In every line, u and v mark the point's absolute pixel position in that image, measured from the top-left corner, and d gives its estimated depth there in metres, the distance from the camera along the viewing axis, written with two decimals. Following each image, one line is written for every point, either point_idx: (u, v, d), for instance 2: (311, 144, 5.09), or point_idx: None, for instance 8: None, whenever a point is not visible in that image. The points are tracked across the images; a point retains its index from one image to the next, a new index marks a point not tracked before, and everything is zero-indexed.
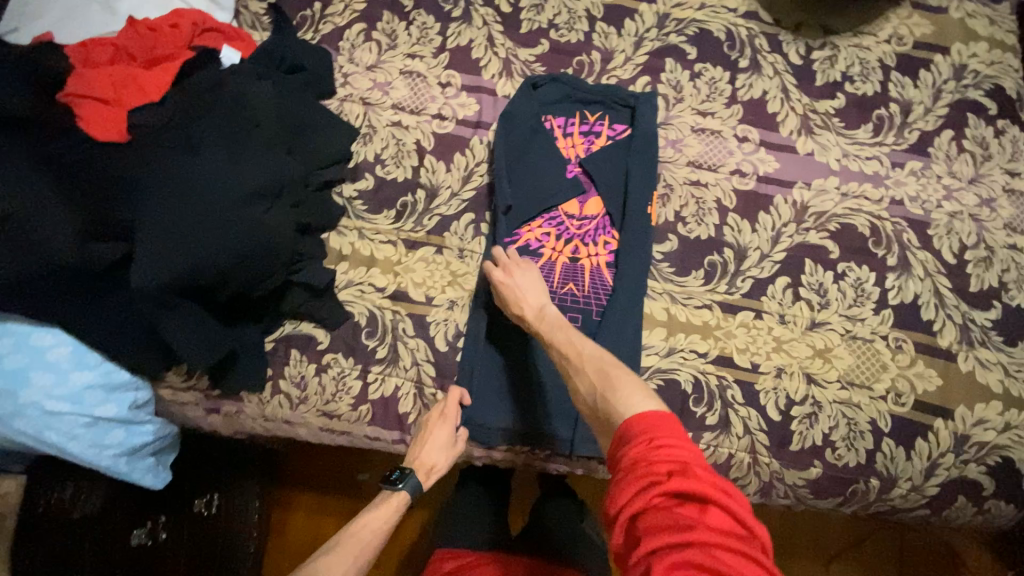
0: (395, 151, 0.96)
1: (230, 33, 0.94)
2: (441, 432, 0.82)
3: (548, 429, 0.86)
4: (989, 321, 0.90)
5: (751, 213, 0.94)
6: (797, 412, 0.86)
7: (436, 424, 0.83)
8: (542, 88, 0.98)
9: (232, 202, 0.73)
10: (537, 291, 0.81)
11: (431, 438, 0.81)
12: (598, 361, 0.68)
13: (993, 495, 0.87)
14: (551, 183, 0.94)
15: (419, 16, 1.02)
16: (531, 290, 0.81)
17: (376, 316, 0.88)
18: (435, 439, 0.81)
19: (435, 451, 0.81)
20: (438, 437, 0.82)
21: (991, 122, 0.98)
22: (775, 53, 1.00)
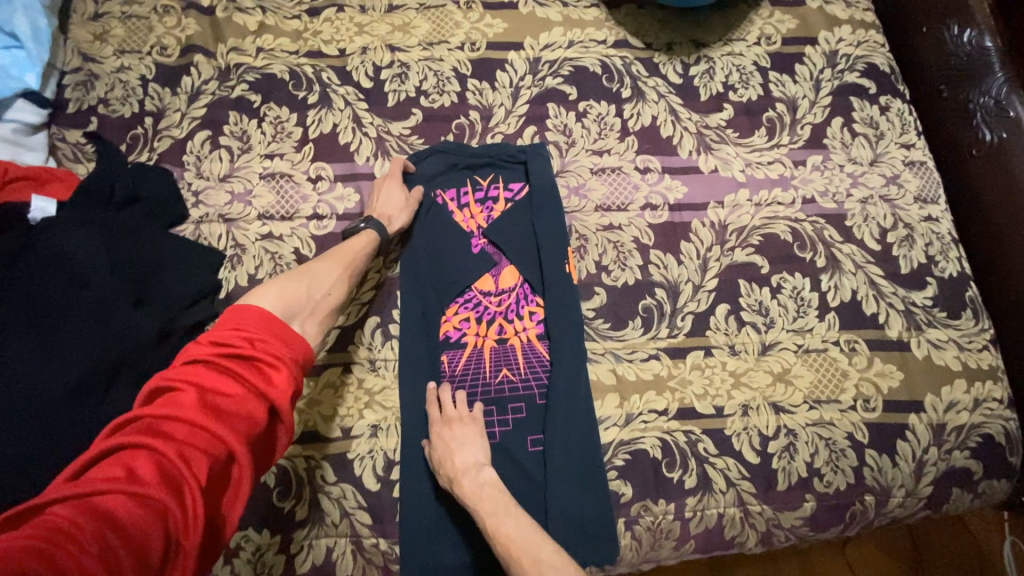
0: (272, 267, 0.83)
1: (40, 175, 0.79)
2: (391, 185, 0.84)
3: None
4: (928, 299, 0.87)
5: (673, 245, 0.88)
6: (775, 448, 0.79)
7: (360, 236, 0.76)
8: (424, 162, 0.89)
9: (57, 404, 0.62)
10: (479, 446, 0.73)
11: (383, 193, 0.84)
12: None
13: (984, 476, 0.83)
14: (457, 264, 0.84)
15: (270, 111, 0.91)
16: (472, 447, 0.73)
17: (286, 470, 0.74)
18: (355, 248, 0.73)
19: (357, 246, 0.74)
20: (389, 192, 0.84)
21: (874, 100, 0.98)
22: (654, 77, 0.97)
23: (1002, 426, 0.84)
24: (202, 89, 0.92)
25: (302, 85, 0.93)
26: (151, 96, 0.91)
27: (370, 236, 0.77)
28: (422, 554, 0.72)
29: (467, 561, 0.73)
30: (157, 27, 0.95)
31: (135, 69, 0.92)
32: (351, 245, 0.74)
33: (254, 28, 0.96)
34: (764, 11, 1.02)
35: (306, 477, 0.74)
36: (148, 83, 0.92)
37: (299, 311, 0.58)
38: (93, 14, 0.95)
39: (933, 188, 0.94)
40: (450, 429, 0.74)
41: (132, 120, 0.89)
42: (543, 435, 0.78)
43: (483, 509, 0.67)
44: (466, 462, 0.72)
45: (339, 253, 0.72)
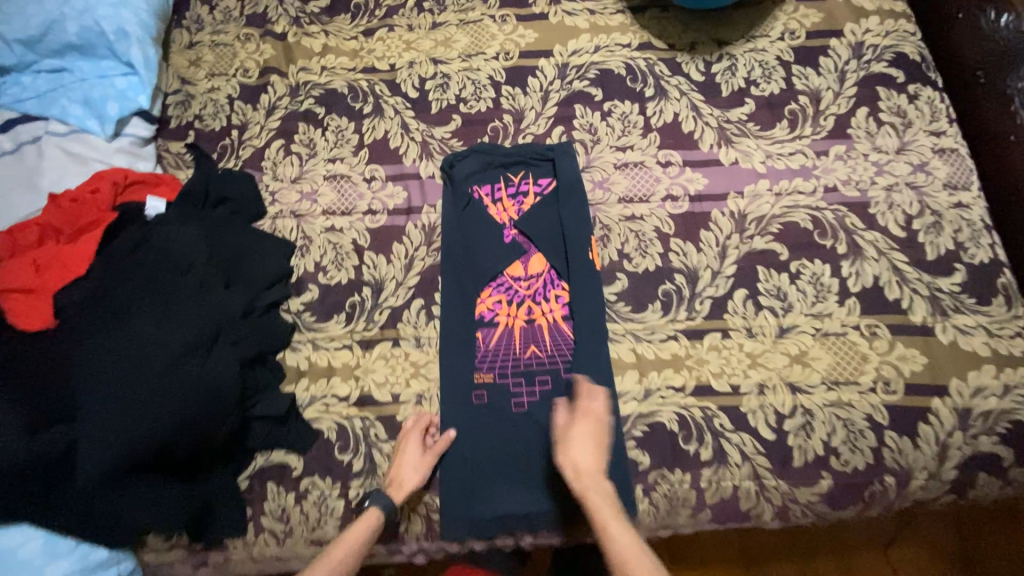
0: (334, 255, 0.96)
1: (152, 180, 0.97)
2: (411, 448, 0.83)
3: (566, 510, 0.82)
4: (956, 285, 0.88)
5: (692, 233, 0.93)
6: (791, 426, 0.83)
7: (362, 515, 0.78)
8: (462, 161, 1.00)
9: (169, 365, 0.73)
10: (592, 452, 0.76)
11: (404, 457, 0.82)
12: None
13: (1017, 465, 0.82)
14: (491, 252, 0.94)
15: (332, 121, 1.05)
16: (585, 453, 0.76)
17: (345, 427, 0.87)
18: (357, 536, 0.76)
19: (356, 531, 0.77)
20: (410, 452, 0.83)
21: (902, 89, 0.99)
22: (676, 76, 1.02)
23: None
24: (277, 104, 1.07)
25: (358, 98, 1.06)
26: (236, 112, 1.07)
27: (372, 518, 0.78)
28: (459, 504, 0.83)
29: (497, 513, 0.82)
30: (241, 52, 1.12)
31: (223, 89, 1.09)
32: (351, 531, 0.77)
33: (319, 50, 1.11)
34: (788, 7, 1.05)
35: (362, 434, 0.86)
36: (234, 101, 1.08)
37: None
38: (190, 44, 1.14)
39: (964, 175, 0.94)
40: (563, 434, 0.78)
41: (221, 132, 1.06)
42: (567, 405, 0.86)
43: (595, 510, 0.72)
44: (577, 465, 0.75)
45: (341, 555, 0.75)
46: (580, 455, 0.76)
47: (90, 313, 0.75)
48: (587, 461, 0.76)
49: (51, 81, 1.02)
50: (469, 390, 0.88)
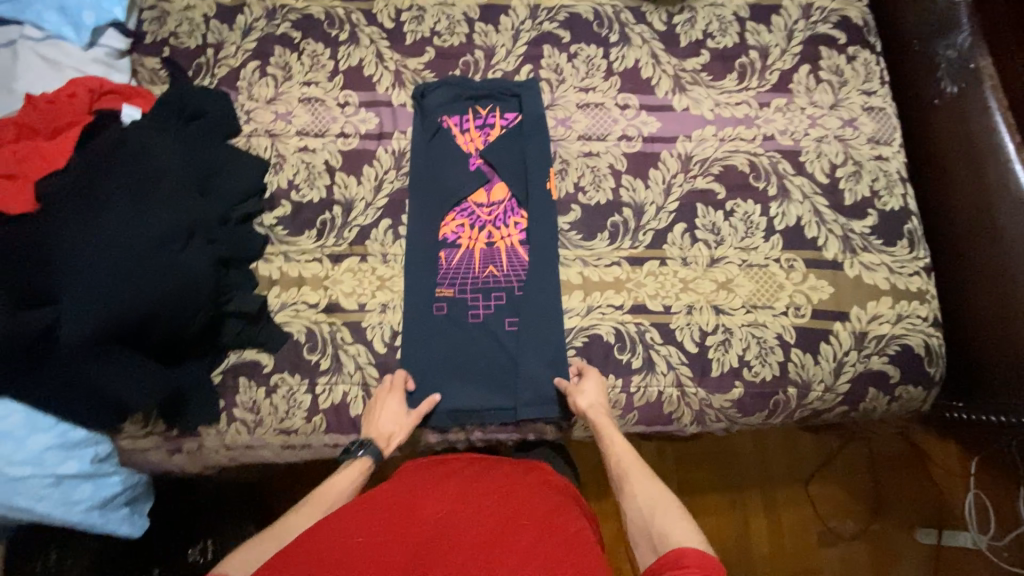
0: (306, 174, 1.02)
1: (128, 93, 0.98)
2: (393, 401, 0.90)
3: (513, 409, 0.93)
4: (867, 228, 0.99)
5: (643, 171, 1.02)
6: (712, 342, 0.94)
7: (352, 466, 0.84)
8: (433, 92, 1.05)
9: (149, 246, 0.80)
10: (597, 394, 0.89)
11: (387, 408, 0.89)
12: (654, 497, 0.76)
13: (901, 381, 0.96)
14: (456, 179, 1.01)
15: (308, 46, 1.08)
16: (592, 394, 0.89)
17: (314, 331, 0.94)
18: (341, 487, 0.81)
19: (345, 483, 0.82)
20: (392, 404, 0.89)
21: (842, 50, 1.07)
22: (640, 24, 1.09)
23: (922, 339, 0.96)
24: (253, 26, 1.09)
25: (335, 25, 1.09)
26: (212, 31, 1.09)
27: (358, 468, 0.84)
28: (417, 400, 0.93)
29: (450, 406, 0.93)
30: None
31: (198, 7, 1.10)
32: (335, 482, 0.82)
33: None
34: None
35: (330, 337, 0.94)
36: (210, 20, 1.09)
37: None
38: None
39: (887, 132, 1.04)
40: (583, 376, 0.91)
41: (196, 50, 1.08)
42: (518, 318, 0.95)
43: (601, 430, 0.86)
44: (587, 402, 0.88)
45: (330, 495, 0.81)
46: (585, 397, 0.89)
47: (70, 201, 0.81)
48: (596, 400, 0.89)
49: None
50: (429, 300, 0.96)
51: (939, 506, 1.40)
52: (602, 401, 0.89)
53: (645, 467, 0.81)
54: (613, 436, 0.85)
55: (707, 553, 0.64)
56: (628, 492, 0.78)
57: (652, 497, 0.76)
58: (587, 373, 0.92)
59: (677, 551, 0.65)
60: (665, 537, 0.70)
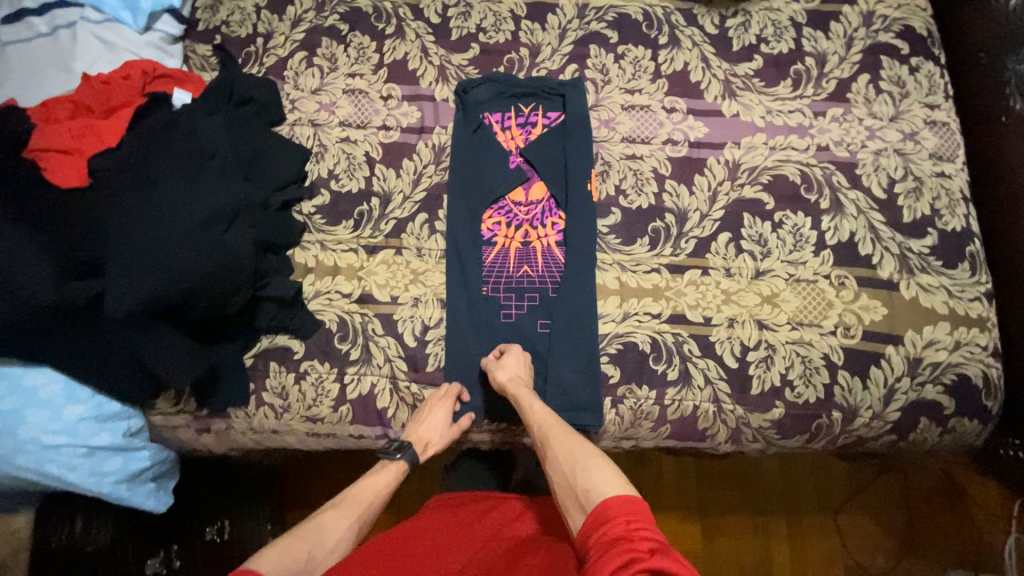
0: (347, 164, 1.02)
1: (180, 77, 1.00)
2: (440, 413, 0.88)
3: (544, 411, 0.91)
4: (926, 248, 0.94)
5: (687, 177, 0.98)
6: (753, 357, 0.90)
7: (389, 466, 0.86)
8: (477, 88, 1.04)
9: (192, 226, 0.80)
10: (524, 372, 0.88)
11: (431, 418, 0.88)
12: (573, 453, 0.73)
13: (956, 413, 0.90)
14: (495, 176, 1.00)
15: (355, 38, 1.08)
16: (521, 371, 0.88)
17: (345, 321, 0.94)
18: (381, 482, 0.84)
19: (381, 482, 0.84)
20: (437, 416, 0.88)
21: (905, 61, 1.02)
22: (691, 27, 1.06)
23: (981, 369, 0.90)
24: (302, 17, 1.10)
25: (382, 18, 1.09)
26: (263, 21, 1.10)
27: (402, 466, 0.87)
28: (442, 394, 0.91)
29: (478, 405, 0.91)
30: None
31: None
32: (375, 477, 0.85)
33: None
34: None
35: (361, 328, 0.93)
36: (261, 10, 1.10)
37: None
38: None
39: (950, 148, 0.99)
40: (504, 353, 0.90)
41: (247, 39, 1.09)
42: (551, 320, 0.93)
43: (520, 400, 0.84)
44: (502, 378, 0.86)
45: (361, 496, 0.81)
46: (507, 369, 0.87)
47: (121, 178, 0.82)
48: (517, 372, 0.87)
49: None
50: (463, 297, 0.94)
51: (976, 547, 1.31)
52: (520, 372, 0.88)
53: (568, 432, 0.78)
54: (535, 407, 0.82)
55: (631, 496, 0.63)
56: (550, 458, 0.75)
57: (573, 454, 0.73)
58: (507, 350, 0.90)
59: (603, 501, 0.63)
60: (587, 488, 0.66)
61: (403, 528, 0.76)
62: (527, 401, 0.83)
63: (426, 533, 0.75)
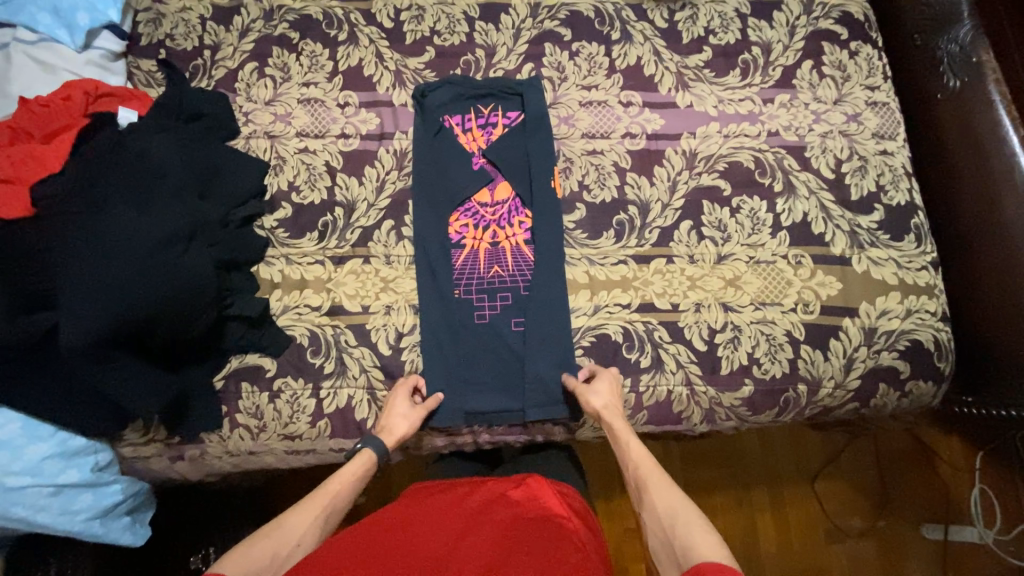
0: (307, 176, 1.00)
1: (125, 95, 0.97)
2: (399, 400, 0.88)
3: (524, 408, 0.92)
4: (874, 223, 0.98)
5: (647, 169, 1.01)
6: (721, 339, 0.93)
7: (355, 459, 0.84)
8: (435, 91, 1.04)
9: (146, 250, 0.77)
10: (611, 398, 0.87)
11: (392, 407, 0.88)
12: (671, 515, 0.70)
13: (911, 377, 0.95)
14: (459, 178, 1.00)
15: (307, 46, 1.06)
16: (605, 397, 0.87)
17: (317, 334, 0.93)
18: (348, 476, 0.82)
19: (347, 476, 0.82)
20: (397, 403, 0.88)
21: (844, 46, 1.07)
22: (642, 21, 1.08)
23: (931, 334, 0.96)
24: (251, 27, 1.07)
25: (333, 25, 1.08)
26: (208, 32, 1.07)
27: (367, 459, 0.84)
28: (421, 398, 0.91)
29: (458, 408, 0.91)
30: None
31: (195, 8, 1.08)
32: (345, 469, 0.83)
33: None
34: None
35: (334, 340, 0.92)
36: (206, 21, 1.07)
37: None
38: None
39: (891, 126, 1.04)
40: (595, 377, 0.90)
41: (193, 52, 1.06)
42: (523, 318, 0.94)
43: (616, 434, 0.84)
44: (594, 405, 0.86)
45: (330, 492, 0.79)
46: (597, 397, 0.86)
47: (67, 204, 0.79)
48: (609, 400, 0.86)
49: None
50: (435, 301, 0.94)
51: (943, 501, 1.39)
52: (615, 402, 0.87)
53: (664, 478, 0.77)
54: (630, 445, 0.82)
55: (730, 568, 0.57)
56: (647, 504, 0.74)
57: (674, 504, 0.72)
58: (598, 375, 0.90)
59: (699, 566, 0.59)
60: (687, 547, 0.65)
61: (371, 520, 0.73)
62: (623, 436, 0.83)
63: (395, 525, 0.72)
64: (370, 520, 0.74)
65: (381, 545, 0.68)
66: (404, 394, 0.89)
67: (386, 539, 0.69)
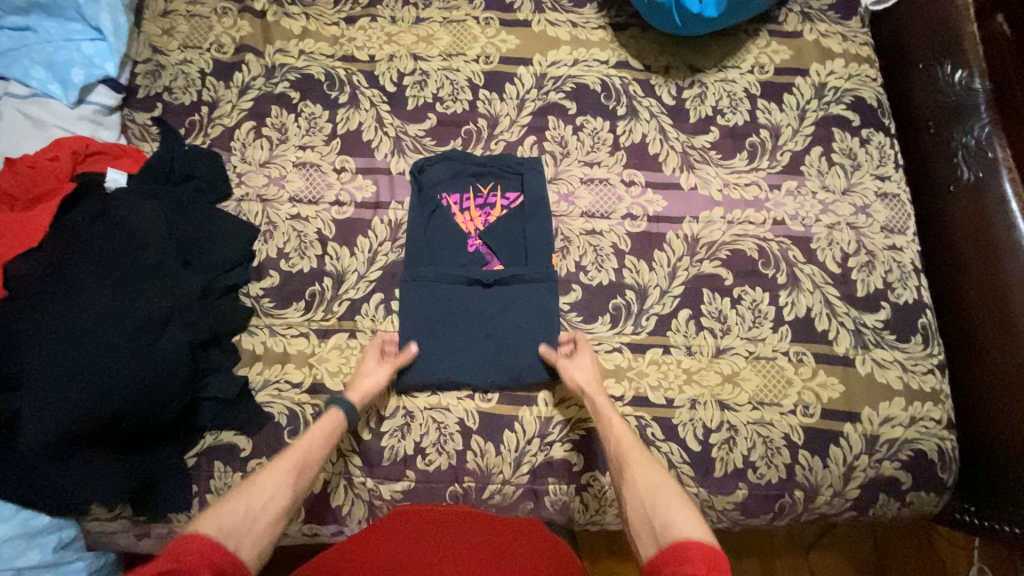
0: (298, 243, 0.97)
1: (116, 152, 0.95)
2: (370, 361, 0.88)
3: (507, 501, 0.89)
4: (879, 321, 0.95)
5: (647, 252, 0.98)
6: (716, 439, 0.90)
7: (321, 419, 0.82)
8: (434, 166, 1.01)
9: (121, 338, 0.75)
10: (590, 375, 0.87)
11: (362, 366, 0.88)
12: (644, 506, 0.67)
13: (913, 488, 0.91)
14: (453, 260, 0.97)
15: (307, 107, 1.05)
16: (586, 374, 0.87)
17: (296, 413, 0.89)
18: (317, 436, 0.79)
19: (315, 433, 0.80)
20: (368, 363, 0.88)
21: (855, 133, 1.04)
22: (649, 97, 1.06)
23: (936, 443, 0.91)
24: (251, 84, 1.06)
25: (334, 86, 1.06)
26: (208, 88, 1.05)
27: (330, 419, 0.82)
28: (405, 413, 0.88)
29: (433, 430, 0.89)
30: (216, 26, 1.09)
31: (196, 62, 1.06)
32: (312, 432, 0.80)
33: (298, 32, 1.09)
34: (761, 40, 1.09)
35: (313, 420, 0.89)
36: (206, 76, 1.06)
37: (236, 529, 0.63)
38: (163, 12, 1.09)
39: (901, 219, 1.00)
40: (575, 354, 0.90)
41: (190, 107, 1.04)
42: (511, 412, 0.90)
43: (600, 411, 0.83)
44: (578, 380, 0.86)
45: (298, 452, 0.76)
46: (579, 372, 0.87)
47: (42, 284, 0.77)
48: (592, 375, 0.87)
49: (11, 38, 0.98)
50: (422, 373, 0.91)
51: None
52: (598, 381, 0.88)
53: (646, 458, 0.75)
54: (606, 410, 0.83)
55: (714, 547, 0.57)
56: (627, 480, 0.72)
57: (650, 477, 0.71)
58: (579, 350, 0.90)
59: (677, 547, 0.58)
60: (667, 528, 0.62)
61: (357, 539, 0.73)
62: (598, 399, 0.84)
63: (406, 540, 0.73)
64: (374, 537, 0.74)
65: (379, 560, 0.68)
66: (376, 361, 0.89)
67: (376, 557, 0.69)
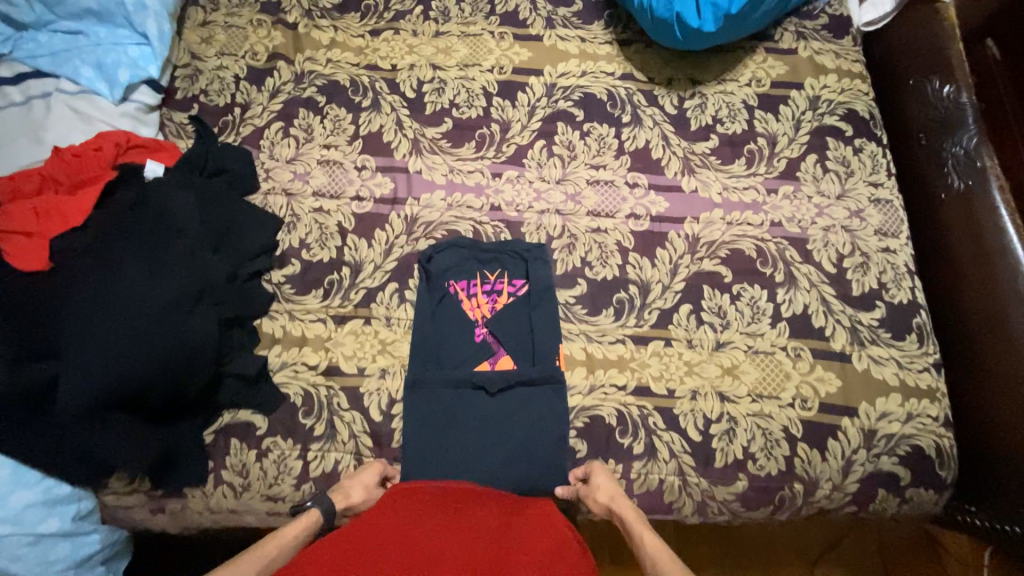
0: (318, 235, 1.03)
1: (154, 146, 1.02)
2: (367, 471, 0.87)
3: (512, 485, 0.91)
4: (875, 320, 0.98)
5: (650, 249, 1.03)
6: (716, 430, 0.92)
7: (297, 519, 0.82)
8: (441, 253, 1.02)
9: (155, 311, 0.80)
10: (608, 488, 0.85)
11: (358, 475, 0.87)
12: None
13: (912, 484, 0.92)
14: (458, 347, 0.97)
15: (332, 110, 1.12)
16: (603, 488, 0.85)
17: (311, 394, 0.93)
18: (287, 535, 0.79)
19: (287, 537, 0.79)
20: (364, 473, 0.87)
21: (849, 142, 1.10)
22: (652, 107, 1.13)
23: (933, 440, 0.93)
24: (281, 89, 1.13)
25: (358, 91, 1.13)
26: (241, 91, 1.13)
27: (306, 521, 0.82)
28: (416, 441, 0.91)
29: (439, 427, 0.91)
30: (251, 36, 1.17)
31: (231, 68, 1.15)
32: (285, 532, 0.80)
33: (326, 43, 1.17)
34: (758, 57, 1.16)
35: (327, 402, 0.93)
36: (240, 80, 1.14)
37: None
38: (203, 23, 1.18)
39: (894, 224, 1.05)
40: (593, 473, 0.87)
41: (224, 109, 1.12)
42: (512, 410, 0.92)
43: (631, 526, 0.81)
44: (604, 496, 0.85)
45: (270, 545, 0.77)
46: (603, 486, 0.86)
47: (85, 259, 0.83)
48: (614, 492, 0.85)
49: (65, 42, 1.07)
50: (420, 464, 0.90)
51: None
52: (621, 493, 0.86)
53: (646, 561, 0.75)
54: (634, 523, 0.81)
55: None
56: None
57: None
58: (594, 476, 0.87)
59: None
60: None
61: (369, 518, 0.76)
62: (627, 515, 0.82)
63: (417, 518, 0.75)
64: (383, 513, 0.77)
65: (393, 535, 0.70)
66: (374, 474, 0.87)
67: (390, 533, 0.71)
